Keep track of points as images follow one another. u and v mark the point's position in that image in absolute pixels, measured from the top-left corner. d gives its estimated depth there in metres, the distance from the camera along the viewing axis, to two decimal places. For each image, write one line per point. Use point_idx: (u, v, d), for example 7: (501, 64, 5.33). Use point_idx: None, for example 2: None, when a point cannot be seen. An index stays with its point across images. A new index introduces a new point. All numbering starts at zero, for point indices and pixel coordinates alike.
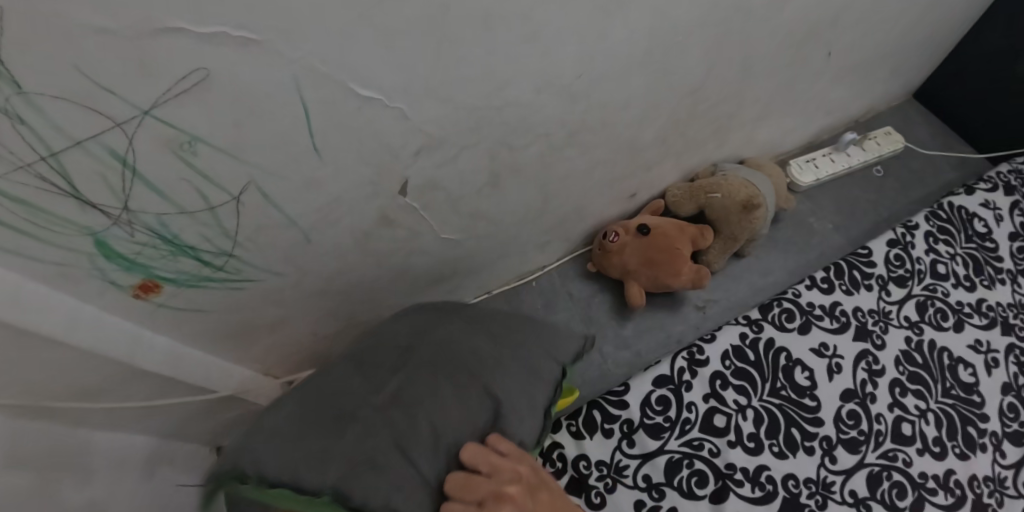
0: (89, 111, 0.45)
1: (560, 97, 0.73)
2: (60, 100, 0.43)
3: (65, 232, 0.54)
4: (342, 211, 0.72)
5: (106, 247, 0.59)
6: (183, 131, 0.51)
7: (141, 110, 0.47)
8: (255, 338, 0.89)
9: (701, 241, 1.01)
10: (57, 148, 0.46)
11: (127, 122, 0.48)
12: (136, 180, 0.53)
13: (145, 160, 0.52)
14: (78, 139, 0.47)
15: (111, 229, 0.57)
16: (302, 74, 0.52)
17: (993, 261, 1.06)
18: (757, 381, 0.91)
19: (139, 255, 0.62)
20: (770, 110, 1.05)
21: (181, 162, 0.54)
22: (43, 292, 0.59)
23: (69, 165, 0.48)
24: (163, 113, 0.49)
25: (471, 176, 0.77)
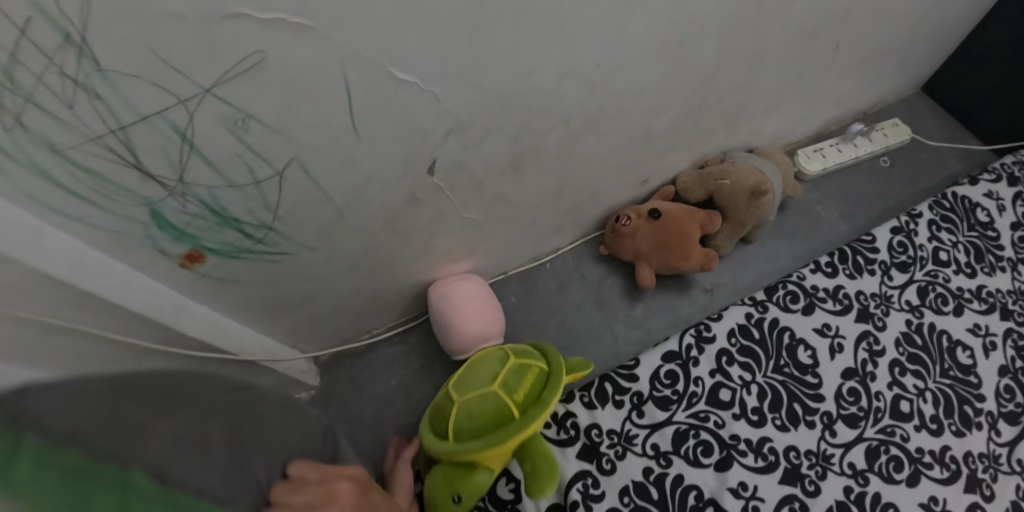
0: (158, 88, 0.50)
1: (579, 86, 0.77)
2: (133, 77, 0.48)
3: (125, 201, 0.59)
4: (374, 189, 0.76)
5: (160, 216, 0.64)
6: (239, 108, 0.56)
7: (203, 88, 0.52)
8: (287, 312, 0.94)
9: (710, 226, 1.05)
10: (126, 122, 0.51)
11: (190, 99, 0.53)
12: (192, 153, 0.58)
13: (202, 136, 0.57)
14: (146, 114, 0.52)
15: (166, 200, 0.62)
16: (348, 60, 0.57)
17: (994, 249, 1.09)
18: (762, 358, 0.95)
19: (188, 225, 0.67)
20: (780, 100, 1.09)
21: (234, 138, 0.59)
22: (103, 258, 0.65)
23: (136, 139, 0.53)
24: (222, 91, 0.53)
25: (493, 159, 0.82)
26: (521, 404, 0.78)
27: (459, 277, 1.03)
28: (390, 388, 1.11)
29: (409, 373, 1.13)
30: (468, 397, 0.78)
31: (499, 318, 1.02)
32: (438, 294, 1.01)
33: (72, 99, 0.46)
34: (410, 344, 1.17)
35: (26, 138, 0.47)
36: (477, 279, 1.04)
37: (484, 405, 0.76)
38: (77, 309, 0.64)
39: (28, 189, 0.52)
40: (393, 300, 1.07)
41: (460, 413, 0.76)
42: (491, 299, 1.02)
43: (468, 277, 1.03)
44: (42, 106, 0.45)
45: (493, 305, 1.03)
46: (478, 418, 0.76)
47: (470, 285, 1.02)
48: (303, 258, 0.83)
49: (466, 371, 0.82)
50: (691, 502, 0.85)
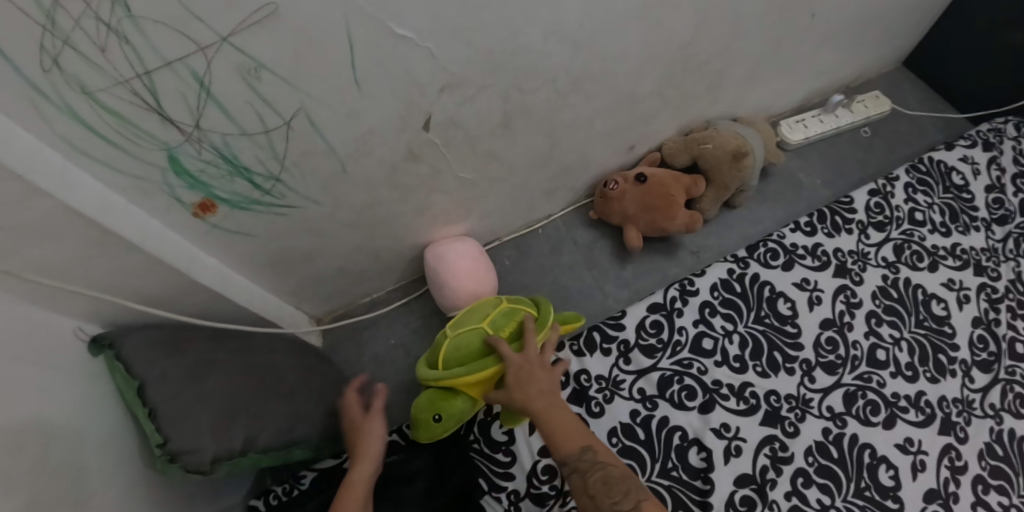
0: (181, 35, 0.54)
1: (565, 46, 0.82)
2: (160, 25, 0.52)
3: (147, 145, 0.63)
4: (374, 142, 0.81)
5: (176, 162, 0.68)
6: (252, 57, 0.60)
7: (220, 37, 0.56)
8: (293, 269, 1.00)
9: (694, 189, 1.11)
10: (151, 67, 0.55)
11: (208, 48, 0.57)
12: (209, 101, 0.62)
13: (219, 84, 0.61)
14: (169, 60, 0.56)
15: (183, 146, 0.66)
16: (352, 15, 0.61)
17: (969, 211, 1.14)
18: (742, 310, 1.00)
19: (201, 173, 0.71)
20: (759, 70, 1.14)
21: (248, 87, 0.63)
22: (122, 202, 0.68)
23: (158, 84, 0.57)
24: (237, 41, 0.58)
25: (484, 118, 0.87)
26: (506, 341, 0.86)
27: (454, 241, 1.09)
28: (390, 347, 1.18)
29: (409, 333, 1.20)
30: (460, 332, 0.87)
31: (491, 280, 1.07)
32: (434, 256, 1.07)
33: (104, 44, 0.51)
34: (410, 306, 1.23)
35: (61, 78, 0.51)
36: (471, 245, 1.10)
37: (471, 340, 0.85)
38: (100, 251, 0.68)
39: (58, 129, 0.55)
40: (392, 261, 1.13)
41: (451, 344, 0.85)
42: (484, 262, 1.07)
43: (463, 242, 1.09)
44: (75, 48, 0.49)
45: (484, 268, 1.08)
46: (460, 351, 0.84)
47: (464, 249, 1.07)
48: (308, 212, 0.88)
49: (463, 314, 0.92)
50: (676, 442, 0.89)
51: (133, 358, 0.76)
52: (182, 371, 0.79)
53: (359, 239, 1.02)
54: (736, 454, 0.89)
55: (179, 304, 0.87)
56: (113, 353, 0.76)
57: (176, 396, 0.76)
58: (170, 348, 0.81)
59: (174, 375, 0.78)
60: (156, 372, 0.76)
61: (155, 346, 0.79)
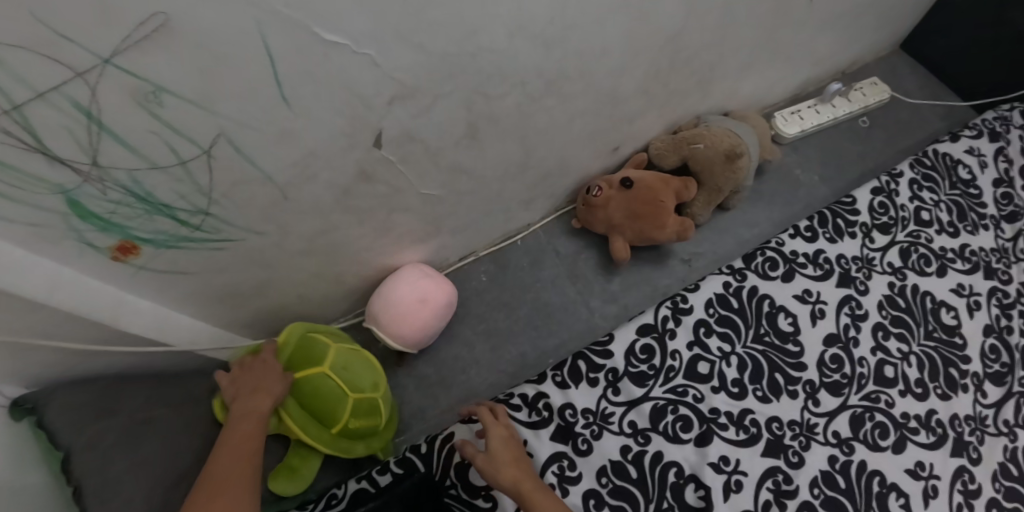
0: (49, 59, 0.41)
1: (535, 44, 0.70)
2: (18, 50, 0.39)
3: (34, 190, 0.50)
4: (318, 164, 0.70)
5: (79, 207, 0.55)
6: (147, 79, 0.47)
7: (101, 58, 0.43)
8: (243, 302, 0.89)
9: (684, 194, 1.02)
10: (18, 101, 0.42)
11: (87, 72, 0.44)
12: (103, 133, 0.49)
13: (112, 113, 0.48)
14: (41, 91, 0.43)
15: (81, 187, 0.53)
16: (267, 20, 0.49)
17: (977, 208, 1.06)
18: (741, 328, 0.91)
19: (113, 215, 0.58)
20: (753, 59, 1.04)
21: (148, 115, 0.50)
22: (16, 254, 0.56)
23: (34, 120, 0.44)
24: (124, 61, 0.45)
25: (446, 128, 0.75)
26: (346, 426, 0.81)
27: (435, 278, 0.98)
28: None
29: None
30: (332, 376, 0.80)
31: (401, 331, 0.93)
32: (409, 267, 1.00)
33: None
34: None
35: None
36: (443, 293, 0.97)
37: (332, 394, 0.79)
38: None
39: None
40: (357, 284, 1.02)
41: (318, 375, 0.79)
42: (416, 308, 0.92)
43: (440, 285, 0.97)
44: None
45: (416, 316, 0.93)
46: (311, 387, 0.78)
47: (425, 280, 0.96)
48: (253, 243, 0.77)
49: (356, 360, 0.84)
50: (671, 479, 0.81)
51: (57, 424, 0.70)
52: (111, 434, 0.71)
53: (316, 265, 0.90)
54: (737, 490, 0.81)
55: (107, 358, 0.75)
56: (36, 419, 0.71)
57: (96, 465, 0.68)
58: (101, 407, 0.74)
59: (105, 440, 0.71)
60: (78, 437, 0.70)
61: (84, 408, 0.72)
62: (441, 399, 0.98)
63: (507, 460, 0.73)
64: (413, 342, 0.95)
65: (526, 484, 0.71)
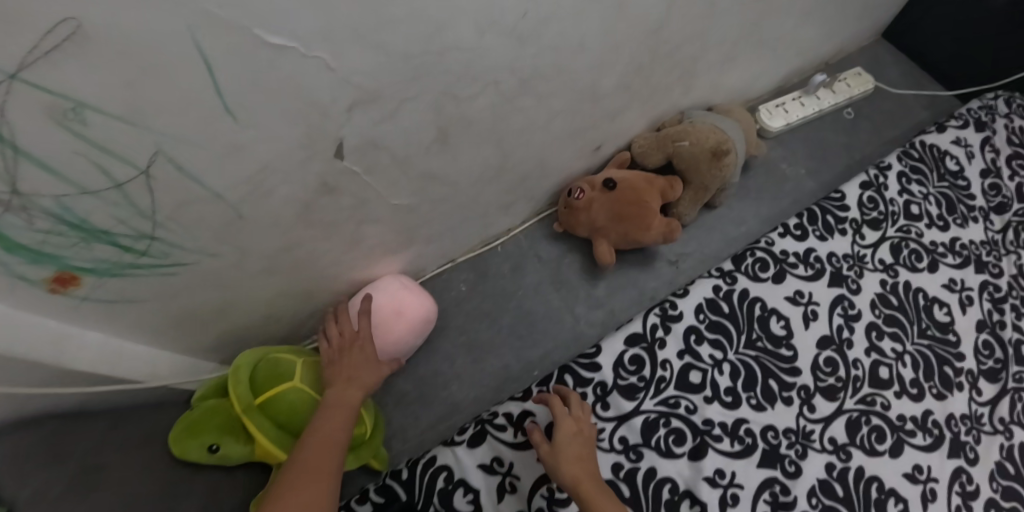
0: None
1: (507, 40, 0.64)
2: None
3: None
4: (275, 178, 0.63)
5: (2, 239, 0.48)
6: (64, 96, 0.41)
7: (8, 74, 0.36)
8: (204, 326, 0.82)
9: (669, 193, 0.98)
10: None
11: None
12: (20, 158, 0.42)
13: (26, 136, 0.41)
14: None
15: (1, 218, 0.46)
16: (200, 22, 0.42)
17: (966, 200, 1.04)
18: (732, 334, 0.87)
19: (44, 245, 0.52)
20: (736, 52, 1.00)
21: (70, 136, 0.44)
22: None
23: None
24: (35, 76, 0.38)
25: (415, 133, 0.69)
26: None
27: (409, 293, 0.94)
28: None
29: None
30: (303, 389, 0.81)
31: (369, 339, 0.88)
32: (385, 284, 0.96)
33: None
34: None
35: None
36: (418, 305, 0.92)
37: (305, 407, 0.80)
38: None
39: None
40: (328, 300, 0.96)
41: (289, 390, 0.79)
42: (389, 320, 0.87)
43: (415, 298, 0.92)
44: None
45: (387, 327, 0.88)
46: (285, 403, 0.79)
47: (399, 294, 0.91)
48: (209, 264, 0.70)
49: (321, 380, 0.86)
50: (665, 497, 0.77)
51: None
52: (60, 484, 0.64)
53: (281, 282, 0.84)
54: (733, 504, 0.77)
55: (50, 397, 0.68)
56: None
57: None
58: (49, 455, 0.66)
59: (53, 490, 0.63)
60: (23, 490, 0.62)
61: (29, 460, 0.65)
62: (422, 417, 0.92)
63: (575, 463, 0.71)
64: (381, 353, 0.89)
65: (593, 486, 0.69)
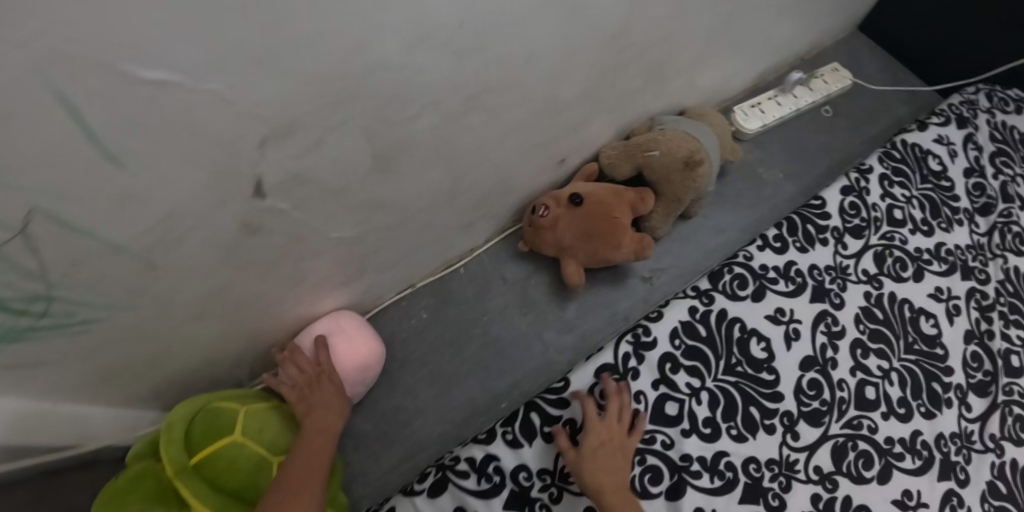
0: None
1: (446, 57, 0.56)
2: None
3: None
4: (187, 222, 0.55)
5: None
6: None
7: None
8: (133, 379, 0.74)
9: (640, 207, 0.91)
10: None
11: None
12: None
13: None
14: None
15: None
16: (50, 66, 0.34)
17: (949, 202, 0.99)
18: (710, 360, 0.81)
19: None
20: (707, 53, 0.93)
21: None
22: None
23: None
24: None
25: (347, 160, 0.62)
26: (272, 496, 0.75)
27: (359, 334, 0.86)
28: None
29: None
30: (246, 445, 0.75)
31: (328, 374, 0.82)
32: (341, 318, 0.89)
33: None
34: None
35: None
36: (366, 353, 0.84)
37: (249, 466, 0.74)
38: None
39: None
40: (275, 336, 0.88)
41: (231, 447, 0.73)
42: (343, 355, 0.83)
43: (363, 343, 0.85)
44: None
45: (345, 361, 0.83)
46: (226, 463, 0.72)
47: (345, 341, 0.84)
48: (125, 318, 0.62)
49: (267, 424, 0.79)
50: None
51: None
52: None
53: (218, 324, 0.76)
54: None
55: None
56: None
57: None
58: None
59: None
60: None
61: None
62: (382, 459, 0.86)
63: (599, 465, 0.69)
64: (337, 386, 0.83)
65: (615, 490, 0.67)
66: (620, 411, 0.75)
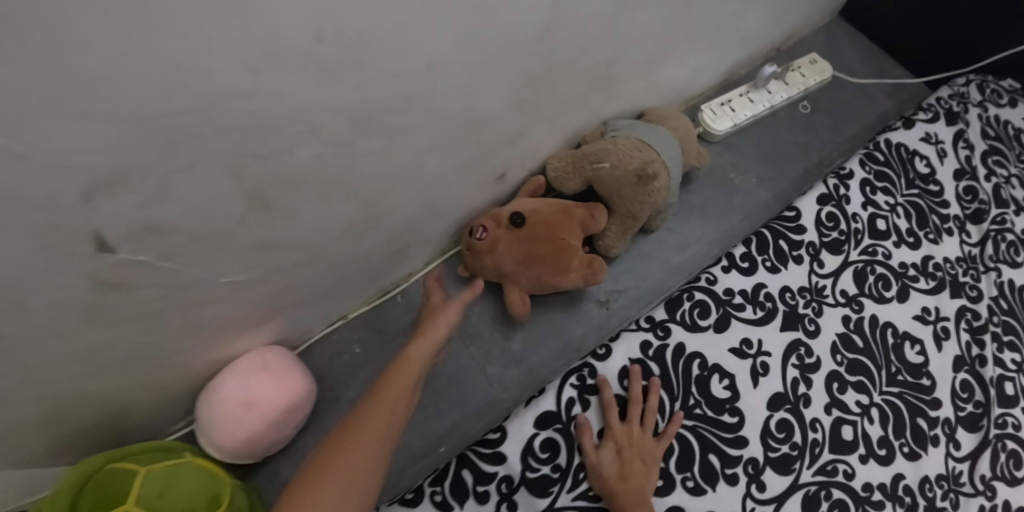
0: None
1: (312, 76, 0.46)
2: None
3: None
4: (16, 289, 0.45)
5: None
6: None
7: None
8: (12, 453, 0.63)
9: (591, 226, 0.82)
10: None
11: None
12: None
13: None
14: None
15: None
16: None
17: (938, 208, 0.89)
18: (666, 402, 0.70)
19: None
20: (664, 48, 0.82)
21: None
22: None
23: None
24: None
25: (215, 200, 0.52)
26: None
27: (241, 399, 0.74)
28: None
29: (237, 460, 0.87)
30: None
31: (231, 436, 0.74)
32: (231, 367, 0.76)
33: None
34: None
35: None
36: (252, 427, 0.74)
37: None
38: None
39: None
40: (187, 384, 0.78)
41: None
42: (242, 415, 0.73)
43: (244, 417, 0.73)
44: None
45: (241, 424, 0.74)
46: None
47: (222, 419, 0.73)
48: None
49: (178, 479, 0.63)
50: None
51: None
52: None
53: (102, 384, 0.65)
54: None
55: None
56: None
57: None
58: None
59: None
60: None
61: None
62: None
63: (614, 472, 0.63)
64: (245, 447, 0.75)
65: (632, 497, 0.61)
66: (645, 414, 0.68)
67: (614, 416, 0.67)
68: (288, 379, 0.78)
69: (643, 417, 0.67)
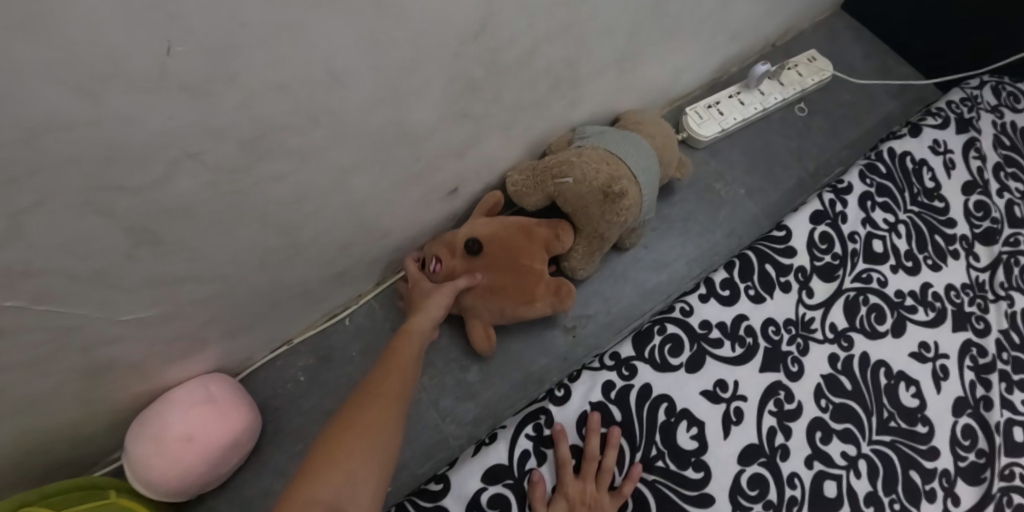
0: None
1: (178, 97, 0.38)
2: None
3: None
4: None
5: None
6: None
7: None
8: None
9: (555, 247, 0.75)
10: None
11: None
12: None
13: None
14: None
15: None
16: None
17: (943, 228, 0.80)
18: (626, 452, 0.62)
19: None
20: (637, 46, 0.73)
21: None
22: None
23: None
24: None
25: (91, 237, 0.43)
26: None
27: (178, 432, 0.65)
28: None
29: None
30: None
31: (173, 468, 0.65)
32: (166, 398, 0.68)
33: None
34: None
35: None
36: (190, 462, 0.65)
37: None
38: None
39: None
40: (113, 426, 0.70)
41: None
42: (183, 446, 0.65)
43: (181, 452, 0.65)
44: None
45: (177, 460, 0.65)
46: None
47: (154, 454, 0.65)
48: None
49: None
50: None
51: None
52: None
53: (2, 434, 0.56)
54: None
55: None
56: None
57: None
58: None
59: None
60: None
61: None
62: None
63: None
64: (181, 485, 0.66)
65: None
66: (599, 470, 0.60)
67: (570, 473, 0.59)
68: (231, 409, 0.70)
69: (597, 475, 0.60)
